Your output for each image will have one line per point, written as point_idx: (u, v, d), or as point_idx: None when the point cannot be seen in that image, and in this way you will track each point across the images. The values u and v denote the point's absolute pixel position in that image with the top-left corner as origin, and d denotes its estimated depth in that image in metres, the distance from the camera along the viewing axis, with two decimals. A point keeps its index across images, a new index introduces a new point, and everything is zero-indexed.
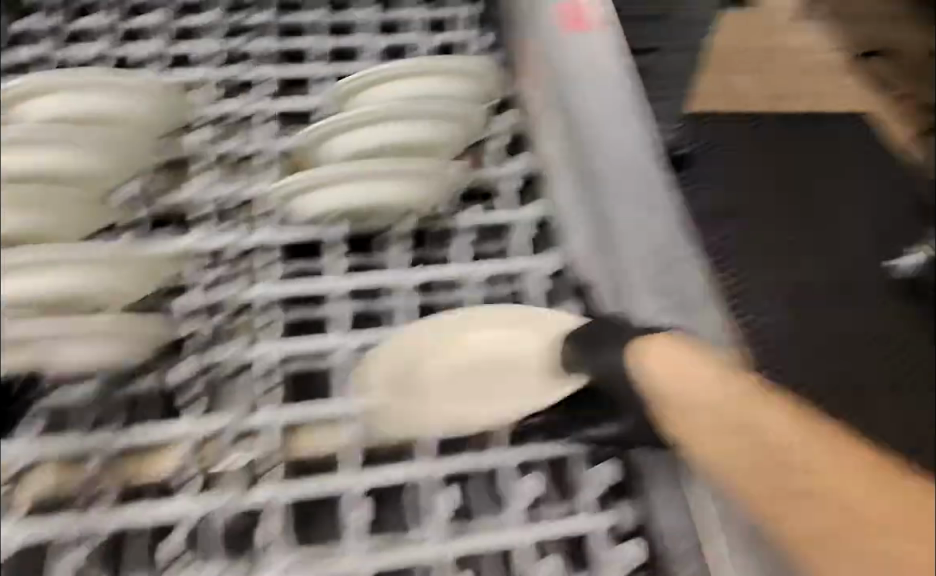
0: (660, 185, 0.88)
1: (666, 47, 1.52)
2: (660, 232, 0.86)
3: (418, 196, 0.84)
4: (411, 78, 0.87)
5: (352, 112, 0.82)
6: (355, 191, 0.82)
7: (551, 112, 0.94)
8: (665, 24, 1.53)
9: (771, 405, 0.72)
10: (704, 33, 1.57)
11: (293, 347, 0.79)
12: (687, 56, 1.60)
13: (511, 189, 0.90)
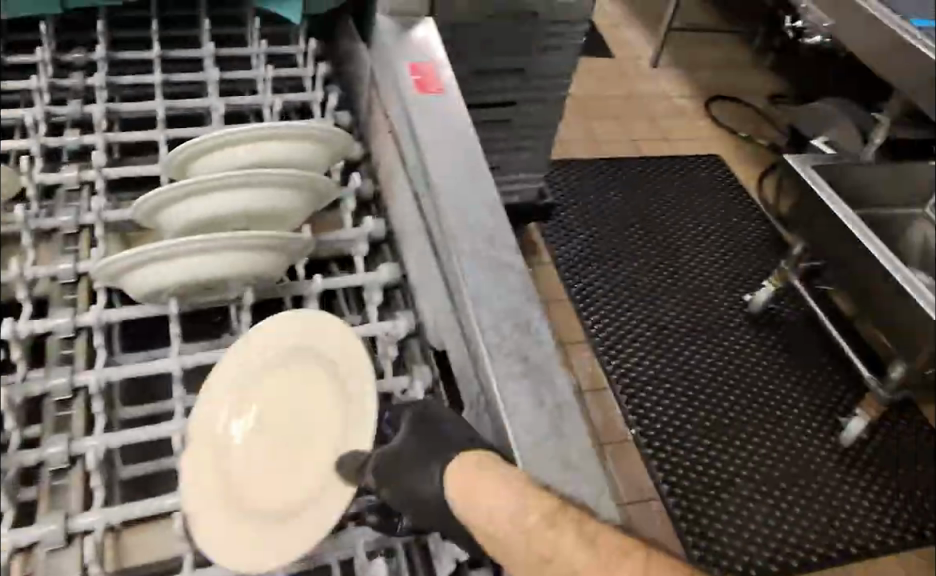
0: (509, 243, 0.78)
1: (520, 101, 1.59)
2: (518, 294, 0.74)
3: (259, 270, 0.77)
4: (265, 148, 0.82)
5: (192, 182, 0.74)
6: (191, 267, 0.73)
7: (402, 179, 0.90)
8: (520, 80, 1.55)
9: (565, 533, 0.59)
10: (557, 87, 1.60)
11: (122, 441, 0.71)
12: (544, 109, 1.63)
13: (361, 253, 0.87)
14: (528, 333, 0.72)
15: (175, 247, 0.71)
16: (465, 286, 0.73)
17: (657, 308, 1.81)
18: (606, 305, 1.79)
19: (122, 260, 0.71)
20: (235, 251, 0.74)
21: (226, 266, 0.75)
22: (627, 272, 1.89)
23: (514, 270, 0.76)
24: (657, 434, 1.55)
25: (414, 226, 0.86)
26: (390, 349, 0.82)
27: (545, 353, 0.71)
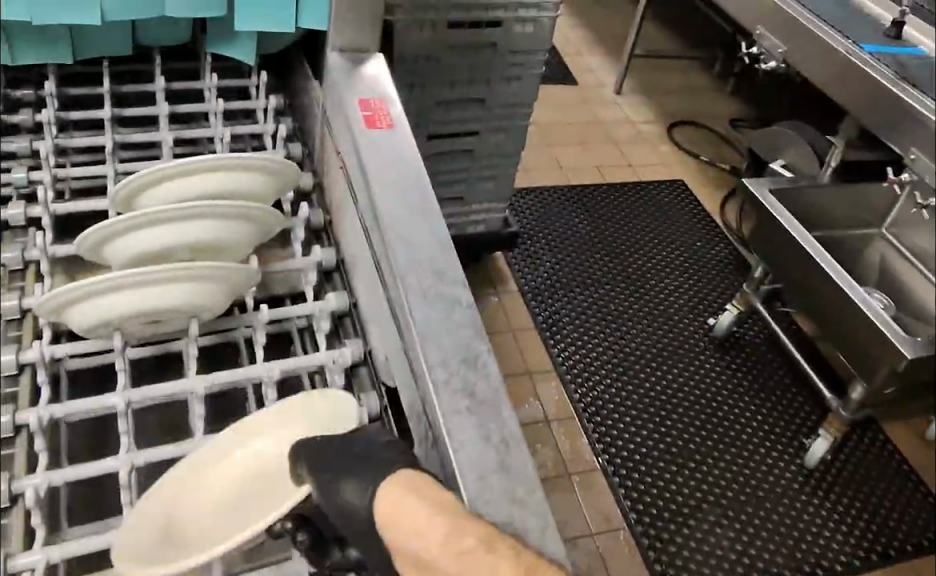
0: (459, 279, 0.77)
1: (483, 131, 1.60)
2: (465, 329, 0.73)
3: (211, 304, 0.69)
4: (218, 177, 0.75)
5: (135, 215, 0.67)
6: (136, 301, 0.64)
7: (351, 211, 0.89)
8: (481, 110, 1.57)
9: (504, 557, 0.57)
10: (518, 116, 1.61)
11: (66, 476, 0.69)
12: (506, 138, 1.64)
13: (311, 283, 0.83)
14: (475, 368, 0.71)
15: (121, 278, 0.62)
16: (413, 323, 0.72)
17: (622, 335, 1.82)
18: (571, 333, 1.80)
19: (61, 292, 0.61)
20: (183, 284, 0.65)
21: (172, 298, 0.65)
22: (592, 299, 1.90)
23: (460, 306, 0.75)
24: (624, 461, 1.56)
25: (364, 261, 0.85)
26: (336, 377, 0.79)
27: (493, 389, 0.70)
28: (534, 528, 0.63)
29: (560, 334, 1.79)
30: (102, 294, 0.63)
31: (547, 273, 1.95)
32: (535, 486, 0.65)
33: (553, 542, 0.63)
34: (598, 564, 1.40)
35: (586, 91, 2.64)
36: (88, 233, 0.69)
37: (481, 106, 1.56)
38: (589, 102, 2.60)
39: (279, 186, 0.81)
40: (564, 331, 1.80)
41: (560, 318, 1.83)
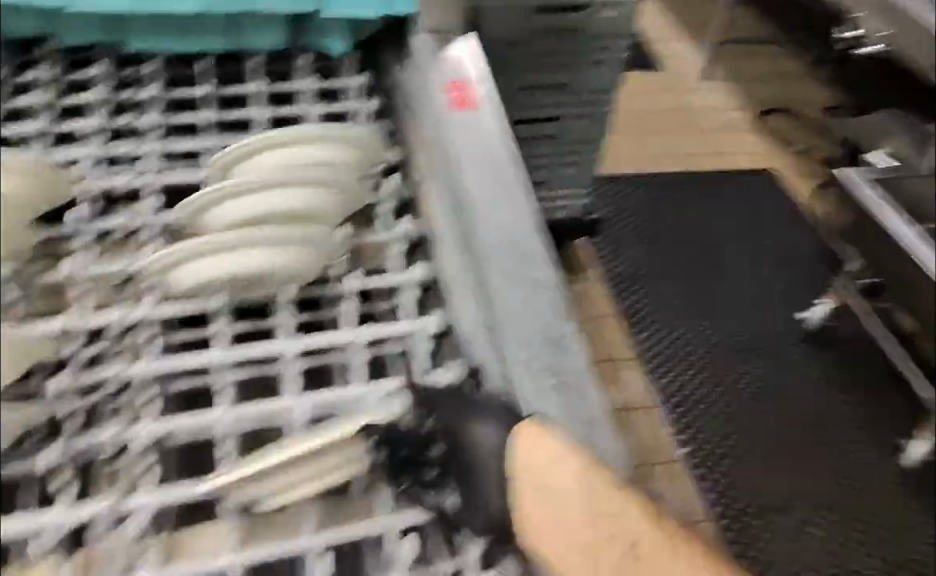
0: (541, 259, 0.77)
1: (565, 117, 1.57)
2: (546, 308, 0.73)
3: (302, 270, 0.71)
4: (308, 151, 0.76)
5: (231, 184, 0.69)
6: (233, 264, 0.67)
7: (433, 185, 0.86)
8: (566, 94, 1.54)
9: (627, 497, 0.64)
10: (603, 101, 1.58)
11: (171, 427, 0.63)
12: (591, 124, 1.61)
13: (395, 255, 0.82)
14: (558, 349, 0.71)
15: (221, 245, 0.66)
16: (496, 302, 0.73)
17: (706, 327, 1.77)
18: (652, 324, 1.76)
19: (164, 254, 0.65)
20: (276, 247, 0.68)
21: (265, 261, 0.68)
22: (677, 290, 1.85)
23: (543, 286, 0.75)
24: (709, 455, 1.51)
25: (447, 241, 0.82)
26: (420, 348, 0.75)
27: (573, 372, 0.71)
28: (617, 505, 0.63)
29: (642, 325, 1.75)
30: (199, 255, 0.66)
31: (629, 262, 1.91)
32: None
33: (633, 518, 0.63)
34: None
35: (671, 78, 2.56)
36: (185, 205, 0.70)
37: (563, 91, 1.53)
38: (674, 90, 2.52)
39: (364, 155, 0.80)
40: (645, 321, 1.76)
41: (642, 308, 1.79)
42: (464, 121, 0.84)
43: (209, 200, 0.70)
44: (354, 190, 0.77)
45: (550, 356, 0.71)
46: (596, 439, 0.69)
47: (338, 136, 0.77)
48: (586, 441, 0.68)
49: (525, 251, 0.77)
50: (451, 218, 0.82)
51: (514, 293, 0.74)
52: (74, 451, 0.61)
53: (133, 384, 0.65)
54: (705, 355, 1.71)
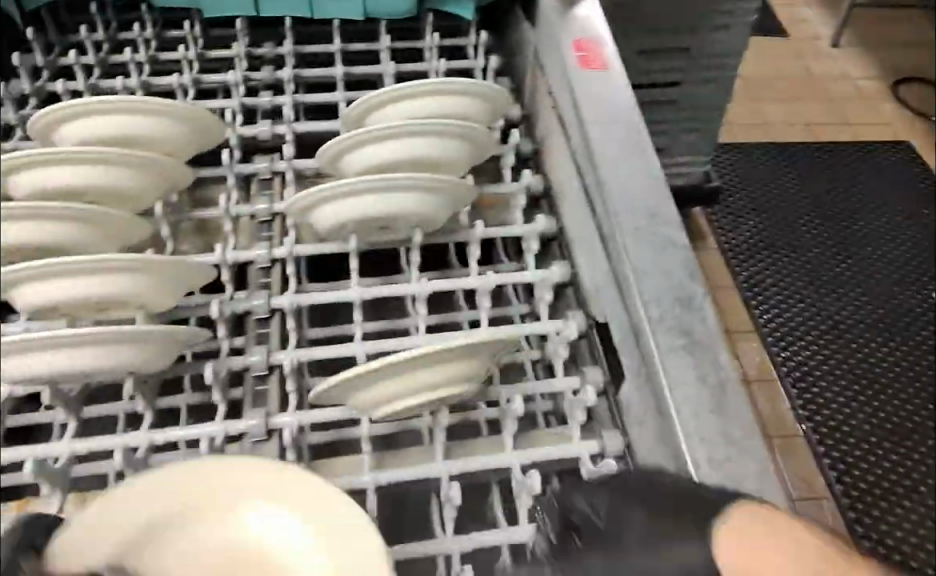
0: (673, 220, 0.71)
1: (686, 82, 1.52)
2: (679, 268, 0.67)
3: (430, 217, 0.71)
4: (439, 102, 0.77)
5: (368, 130, 0.70)
6: (365, 204, 0.68)
7: (561, 148, 0.84)
8: (687, 60, 1.48)
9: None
10: (726, 66, 1.51)
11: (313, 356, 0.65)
12: (712, 90, 1.55)
13: (520, 206, 0.81)
14: (689, 310, 0.64)
15: (352, 182, 0.66)
16: (625, 257, 0.67)
17: (830, 301, 1.70)
18: (773, 296, 1.71)
19: (306, 194, 0.67)
20: (407, 193, 0.68)
21: (401, 207, 0.68)
22: (799, 262, 1.78)
23: (673, 247, 0.68)
24: (832, 433, 1.47)
25: (574, 197, 0.80)
26: (545, 296, 0.74)
27: (708, 334, 0.63)
28: (752, 474, 0.57)
29: (762, 299, 1.69)
30: (340, 197, 0.67)
31: (751, 235, 1.85)
32: (754, 431, 0.59)
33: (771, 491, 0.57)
34: None
35: (798, 43, 2.43)
36: (324, 146, 0.73)
37: (685, 56, 1.48)
38: (801, 54, 2.39)
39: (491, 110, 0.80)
40: (766, 296, 1.70)
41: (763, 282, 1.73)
42: (590, 83, 0.80)
43: (344, 141, 0.72)
44: (482, 144, 0.77)
45: (681, 320, 0.63)
46: (728, 408, 0.59)
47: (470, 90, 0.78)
48: (721, 410, 0.59)
49: (656, 212, 0.70)
50: (579, 179, 0.78)
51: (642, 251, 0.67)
52: (227, 369, 0.65)
53: (276, 315, 0.70)
54: (830, 332, 1.64)
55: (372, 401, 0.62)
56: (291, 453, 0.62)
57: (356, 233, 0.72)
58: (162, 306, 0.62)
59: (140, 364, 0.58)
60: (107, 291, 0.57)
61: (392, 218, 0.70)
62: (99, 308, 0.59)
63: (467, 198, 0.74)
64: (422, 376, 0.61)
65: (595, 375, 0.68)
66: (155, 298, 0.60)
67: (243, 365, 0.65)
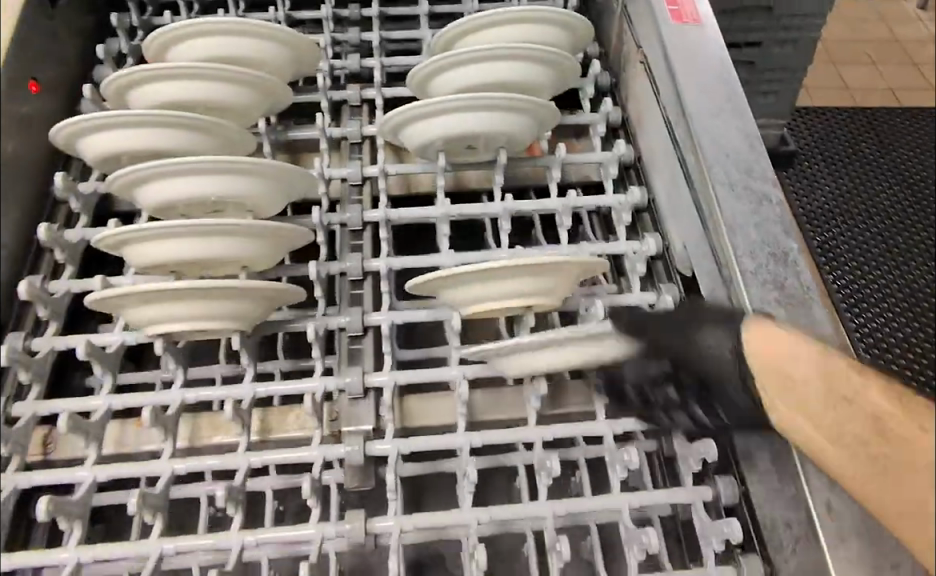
0: (768, 172, 0.65)
1: (766, 42, 1.49)
2: (773, 224, 0.62)
3: (514, 137, 0.73)
4: (523, 27, 0.77)
5: (456, 53, 0.72)
6: (452, 121, 0.70)
7: (648, 93, 0.80)
8: (767, 20, 1.44)
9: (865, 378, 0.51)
10: (810, 26, 1.46)
11: (403, 263, 0.71)
12: (793, 51, 1.51)
13: (599, 134, 0.80)
14: (785, 264, 0.60)
15: (440, 101, 0.68)
16: (716, 210, 0.63)
17: (909, 271, 1.65)
18: (848, 266, 1.67)
19: (395, 114, 0.70)
20: (493, 113, 0.70)
21: (484, 127, 0.70)
22: (878, 232, 1.73)
23: (769, 202, 0.63)
24: None
25: (662, 144, 0.76)
26: (624, 217, 0.74)
27: (804, 290, 0.59)
28: None
29: (837, 276, 1.65)
30: (427, 117, 0.70)
31: (827, 208, 1.79)
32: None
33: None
34: None
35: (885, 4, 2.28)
36: (418, 65, 0.74)
37: (767, 15, 1.45)
38: (887, 15, 2.25)
39: (568, 42, 0.81)
40: (840, 273, 1.66)
41: (837, 260, 1.68)
42: (682, 27, 0.76)
43: (432, 63, 0.73)
44: (560, 71, 0.78)
45: (774, 269, 0.59)
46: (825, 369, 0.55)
47: (559, 20, 0.78)
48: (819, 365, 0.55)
49: (750, 163, 0.66)
50: (669, 132, 0.74)
51: (735, 200, 0.63)
52: (327, 272, 0.73)
53: (368, 228, 0.78)
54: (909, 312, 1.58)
55: (471, 308, 0.64)
56: (387, 344, 0.68)
57: (445, 151, 0.75)
58: (266, 208, 0.73)
59: (247, 253, 0.68)
60: (219, 193, 0.68)
61: (478, 136, 0.72)
62: (213, 207, 0.71)
63: (553, 119, 0.75)
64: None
65: (672, 290, 0.69)
66: (261, 200, 0.71)
67: (340, 270, 0.73)
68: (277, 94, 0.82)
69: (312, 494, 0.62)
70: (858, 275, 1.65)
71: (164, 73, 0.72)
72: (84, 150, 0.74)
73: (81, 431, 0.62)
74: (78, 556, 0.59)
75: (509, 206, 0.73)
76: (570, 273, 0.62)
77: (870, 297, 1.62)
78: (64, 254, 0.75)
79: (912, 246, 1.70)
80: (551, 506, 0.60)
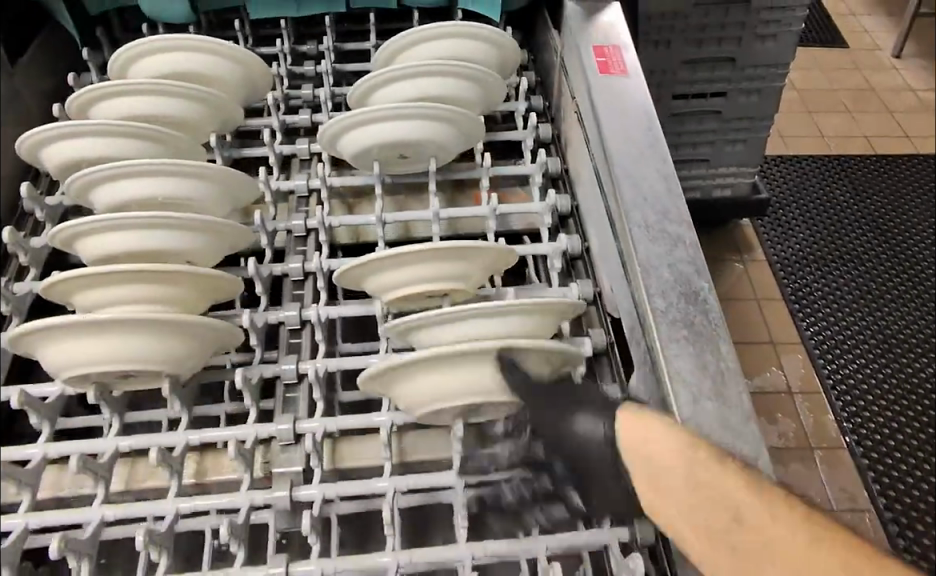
0: (684, 216, 0.67)
1: (731, 91, 1.51)
2: (686, 265, 0.63)
3: (443, 145, 0.79)
4: (451, 43, 0.85)
5: (393, 69, 0.78)
6: (388, 130, 0.76)
7: (581, 140, 0.83)
8: (731, 70, 1.47)
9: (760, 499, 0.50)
10: (773, 76, 1.49)
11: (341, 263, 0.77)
12: (759, 100, 1.53)
13: (529, 148, 0.87)
14: (693, 302, 0.61)
15: (377, 109, 0.74)
16: (632, 250, 0.64)
17: (883, 322, 1.64)
18: (820, 317, 1.67)
19: (335, 122, 0.76)
20: (424, 121, 0.75)
21: (417, 133, 0.76)
22: (854, 279, 1.73)
23: (682, 243, 0.64)
24: (876, 447, 1.44)
25: (592, 187, 0.79)
26: (546, 220, 0.80)
27: (712, 325, 0.59)
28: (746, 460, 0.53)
29: (809, 329, 1.64)
30: (364, 124, 0.75)
31: (800, 260, 1.79)
32: (751, 416, 0.55)
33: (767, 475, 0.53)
34: None
35: None
36: (365, 78, 0.80)
37: (730, 66, 1.47)
38: None
39: (498, 61, 0.89)
40: (813, 327, 1.65)
41: (810, 311, 1.68)
42: (609, 81, 0.78)
43: (374, 78, 0.80)
44: (489, 88, 0.84)
45: (683, 303, 0.60)
46: (726, 395, 0.56)
47: (490, 39, 0.86)
48: (720, 393, 0.56)
49: (659, 186, 0.69)
50: (597, 172, 0.76)
51: (643, 220, 0.65)
52: (270, 272, 0.78)
53: (312, 234, 0.84)
54: (884, 363, 1.56)
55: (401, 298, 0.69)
56: (319, 335, 0.72)
57: (379, 160, 0.81)
58: (217, 212, 0.76)
59: (192, 253, 0.70)
60: (166, 194, 0.71)
61: (409, 144, 0.77)
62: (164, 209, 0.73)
63: (479, 132, 0.81)
64: (132, 349, 0.61)
65: (585, 285, 0.75)
66: (209, 204, 0.74)
67: (283, 271, 0.79)
68: (231, 111, 0.86)
69: (237, 461, 0.64)
70: (830, 328, 1.64)
71: (129, 88, 0.77)
72: (45, 160, 0.77)
73: (33, 408, 0.66)
74: (27, 521, 0.62)
75: (440, 212, 0.79)
76: (486, 260, 0.68)
77: (843, 348, 1.60)
78: (28, 256, 0.78)
79: (886, 296, 1.69)
80: (463, 473, 0.64)
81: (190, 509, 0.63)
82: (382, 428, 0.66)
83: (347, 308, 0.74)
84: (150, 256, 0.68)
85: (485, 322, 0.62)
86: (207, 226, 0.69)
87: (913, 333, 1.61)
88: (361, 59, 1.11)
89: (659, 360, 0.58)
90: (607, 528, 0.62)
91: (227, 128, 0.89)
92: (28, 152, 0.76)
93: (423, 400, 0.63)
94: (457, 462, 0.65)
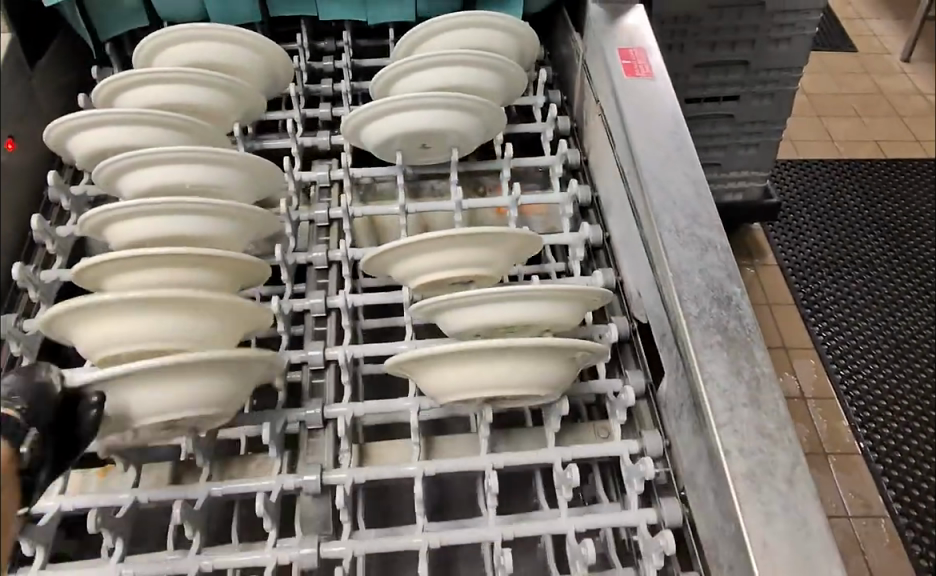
0: (714, 220, 0.66)
1: (744, 95, 1.50)
2: (718, 269, 0.62)
3: (466, 135, 0.79)
4: (472, 32, 0.84)
5: (415, 58, 0.78)
6: (411, 118, 0.75)
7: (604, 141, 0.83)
8: (745, 74, 1.46)
9: None
10: (787, 80, 1.48)
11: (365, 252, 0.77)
12: (772, 104, 1.53)
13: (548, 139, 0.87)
14: (727, 306, 0.60)
15: (401, 97, 0.73)
16: (662, 252, 0.63)
17: (895, 327, 1.63)
18: (833, 323, 1.66)
19: (357, 112, 0.76)
20: (447, 110, 0.75)
21: (441, 121, 0.75)
22: (866, 283, 1.72)
23: (713, 248, 0.64)
24: (890, 452, 1.43)
25: (616, 185, 0.79)
26: (567, 211, 0.80)
27: (745, 331, 0.59)
28: (782, 466, 0.53)
29: (823, 335, 1.64)
30: (386, 114, 0.75)
31: (812, 264, 1.78)
32: (788, 422, 0.54)
33: (804, 480, 0.52)
34: (852, 546, 1.31)
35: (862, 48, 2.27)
36: (387, 68, 0.80)
37: (744, 70, 1.46)
38: None
39: (518, 51, 0.88)
40: (825, 332, 1.64)
41: (823, 317, 1.67)
42: (633, 83, 0.78)
43: (397, 67, 0.80)
44: (512, 77, 0.83)
45: (714, 306, 0.60)
46: (760, 398, 0.55)
47: (510, 28, 0.85)
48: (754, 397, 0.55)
49: (685, 185, 0.68)
50: (622, 171, 0.76)
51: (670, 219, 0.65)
52: (294, 261, 0.78)
53: (335, 225, 0.83)
54: (898, 369, 1.55)
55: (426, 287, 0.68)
56: (344, 322, 0.72)
57: (402, 150, 0.81)
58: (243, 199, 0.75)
59: (219, 240, 0.69)
60: (192, 181, 0.70)
61: (433, 133, 0.77)
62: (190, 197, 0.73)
63: (500, 123, 0.81)
64: (166, 329, 0.59)
65: (607, 275, 0.75)
66: (234, 192, 0.74)
67: (307, 260, 0.79)
68: (254, 99, 0.86)
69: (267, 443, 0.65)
70: (844, 333, 1.64)
71: (153, 76, 0.77)
72: (72, 149, 0.76)
73: None
74: (60, 503, 0.64)
75: (463, 203, 0.79)
76: (509, 247, 0.67)
77: (856, 353, 1.60)
78: (55, 245, 0.78)
79: (899, 301, 1.68)
80: (491, 457, 0.64)
81: (222, 491, 0.64)
82: (410, 414, 0.67)
83: (371, 296, 0.73)
84: (179, 241, 0.67)
85: (513, 306, 0.62)
86: (234, 212, 0.68)
87: (926, 339, 1.61)
88: (379, 53, 1.11)
89: (692, 359, 0.57)
90: (635, 509, 0.62)
91: (250, 118, 0.88)
92: (56, 141, 0.76)
93: (449, 388, 0.63)
94: (485, 447, 0.65)
